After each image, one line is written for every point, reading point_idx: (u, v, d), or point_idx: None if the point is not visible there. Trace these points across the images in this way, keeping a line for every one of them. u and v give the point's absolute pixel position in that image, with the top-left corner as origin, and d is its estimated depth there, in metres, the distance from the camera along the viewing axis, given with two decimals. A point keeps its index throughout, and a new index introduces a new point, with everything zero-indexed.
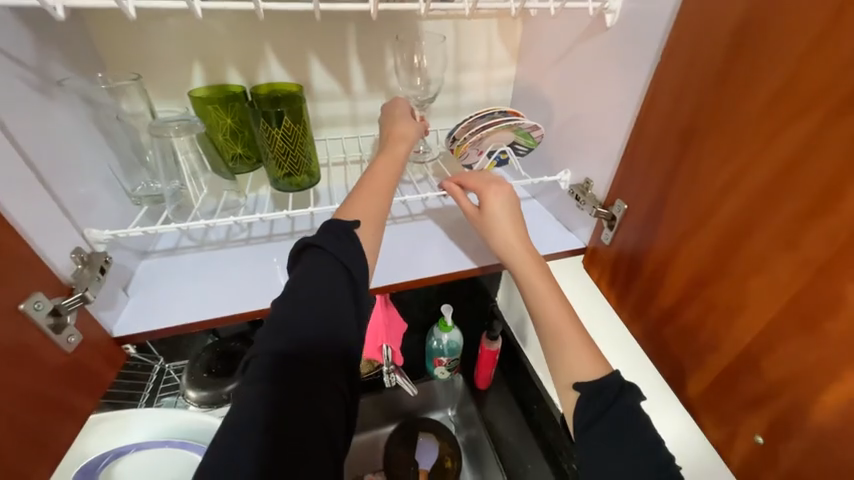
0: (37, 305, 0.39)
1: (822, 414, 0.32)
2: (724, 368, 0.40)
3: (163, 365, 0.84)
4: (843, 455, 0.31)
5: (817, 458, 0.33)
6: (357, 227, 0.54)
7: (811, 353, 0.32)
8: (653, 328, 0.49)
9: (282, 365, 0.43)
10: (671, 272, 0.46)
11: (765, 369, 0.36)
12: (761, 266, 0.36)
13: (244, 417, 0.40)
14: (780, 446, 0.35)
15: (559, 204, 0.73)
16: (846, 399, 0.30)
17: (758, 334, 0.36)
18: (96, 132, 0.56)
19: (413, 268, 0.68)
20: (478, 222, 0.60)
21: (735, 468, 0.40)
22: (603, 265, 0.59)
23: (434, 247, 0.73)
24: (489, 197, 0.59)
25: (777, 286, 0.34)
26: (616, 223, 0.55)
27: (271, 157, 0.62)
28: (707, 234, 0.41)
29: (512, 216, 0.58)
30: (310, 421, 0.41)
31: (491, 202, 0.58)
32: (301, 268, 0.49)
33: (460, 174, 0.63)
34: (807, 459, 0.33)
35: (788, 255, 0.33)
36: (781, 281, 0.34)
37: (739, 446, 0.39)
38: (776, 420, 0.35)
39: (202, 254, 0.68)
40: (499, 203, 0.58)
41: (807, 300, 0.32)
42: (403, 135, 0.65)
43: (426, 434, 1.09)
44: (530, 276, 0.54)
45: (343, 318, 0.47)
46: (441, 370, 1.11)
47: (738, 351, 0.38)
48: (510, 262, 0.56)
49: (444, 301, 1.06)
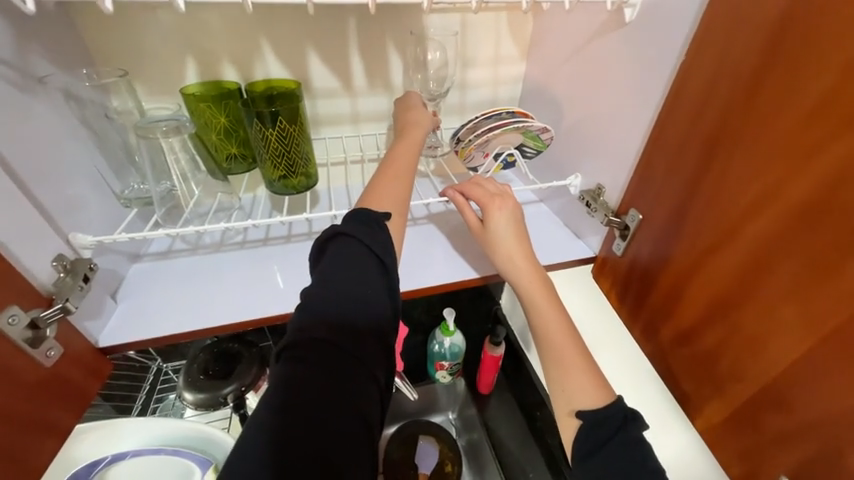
0: (11, 319, 0.37)
1: None
2: (746, 399, 0.37)
3: (160, 365, 0.82)
4: None
5: None
6: (388, 220, 0.52)
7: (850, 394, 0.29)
8: (667, 349, 0.46)
9: (319, 349, 0.42)
10: (690, 289, 0.42)
11: (794, 405, 0.33)
12: (794, 293, 0.32)
13: (275, 401, 0.39)
14: None
15: (568, 209, 0.70)
16: None
17: (787, 367, 0.33)
18: (83, 132, 0.53)
19: (414, 275, 0.65)
20: (479, 236, 0.57)
21: None
22: (613, 277, 0.56)
23: (436, 252, 0.70)
24: (493, 209, 0.56)
25: (813, 316, 0.31)
26: (630, 233, 0.52)
27: (266, 158, 0.59)
28: (731, 253, 0.37)
29: (517, 231, 0.55)
30: (345, 408, 0.39)
31: (495, 217, 0.55)
32: (329, 256, 0.48)
33: (463, 185, 0.60)
34: None
35: (827, 283, 0.30)
36: (818, 311, 0.31)
37: None
38: (805, 462, 0.32)
39: (196, 258, 0.65)
40: (502, 215, 0.55)
41: (848, 336, 0.29)
42: (416, 123, 0.63)
43: (426, 437, 1.07)
44: (535, 290, 0.51)
45: (377, 306, 0.46)
46: (442, 374, 1.09)
47: (763, 382, 0.35)
48: (514, 274, 0.53)
49: (446, 304, 1.04)
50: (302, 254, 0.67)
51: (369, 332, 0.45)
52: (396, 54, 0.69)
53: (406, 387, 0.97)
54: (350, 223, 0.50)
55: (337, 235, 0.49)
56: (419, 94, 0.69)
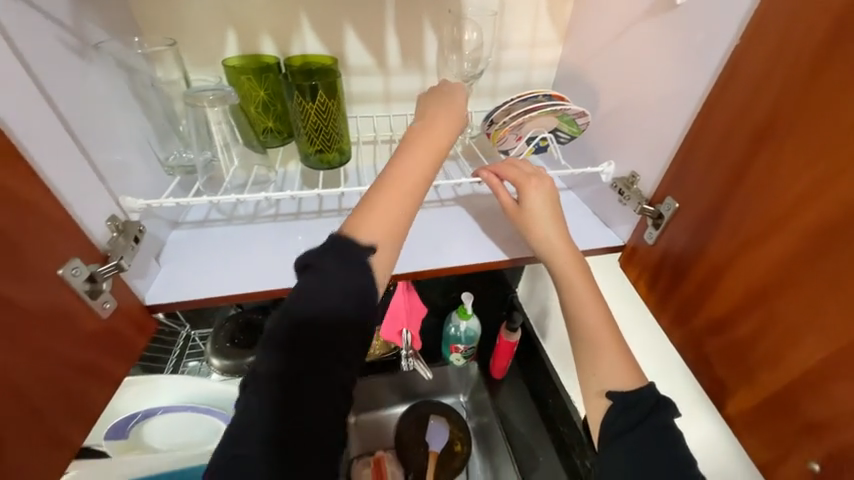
0: (74, 271, 0.39)
1: None
2: (778, 390, 0.37)
3: (189, 332, 0.86)
4: None
5: None
6: (372, 252, 0.46)
7: None
8: (696, 338, 0.46)
9: (285, 396, 0.39)
10: (726, 281, 0.42)
11: (828, 398, 0.33)
12: (839, 288, 0.32)
13: (237, 451, 0.37)
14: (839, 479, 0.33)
15: (598, 196, 0.69)
16: None
17: (823, 361, 0.33)
18: (132, 99, 0.55)
19: (440, 255, 0.66)
20: (515, 216, 0.57)
21: None
22: (643, 266, 0.56)
23: (461, 234, 0.70)
24: (529, 190, 0.56)
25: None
26: (664, 222, 0.51)
27: (303, 132, 0.61)
28: (773, 245, 0.37)
29: (554, 212, 0.55)
30: (310, 461, 0.38)
31: (532, 197, 0.55)
32: (300, 288, 0.43)
33: (496, 165, 0.59)
34: None
35: None
36: None
37: (788, 469, 0.37)
38: (836, 452, 0.33)
39: (231, 227, 0.68)
40: (540, 196, 0.56)
41: None
42: (431, 125, 0.57)
43: (437, 417, 1.09)
44: (570, 270, 0.52)
45: (349, 348, 0.43)
46: (456, 357, 1.10)
47: (797, 374, 0.35)
48: (549, 256, 0.54)
49: (464, 289, 1.05)
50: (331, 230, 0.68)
51: (340, 376, 0.42)
52: (432, 33, 0.69)
53: (421, 366, 0.99)
54: (327, 253, 0.44)
55: (312, 266, 0.44)
56: (452, 86, 0.62)
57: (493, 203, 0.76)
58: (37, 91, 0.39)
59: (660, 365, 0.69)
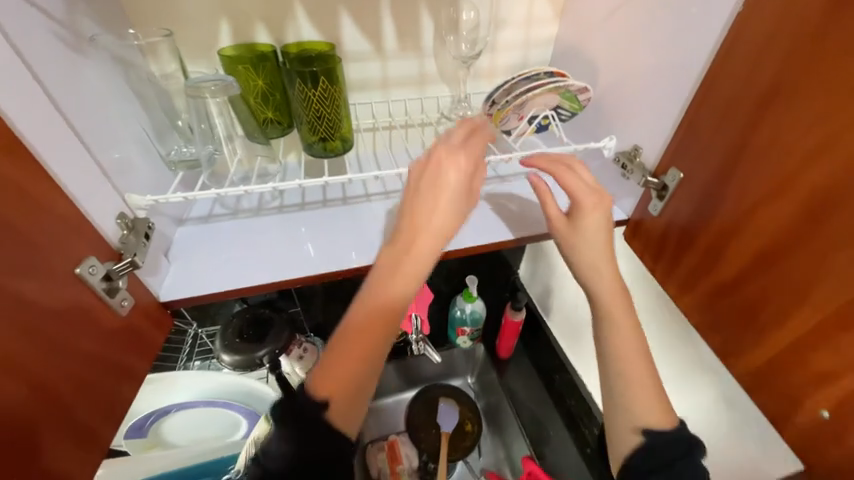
0: (91, 270, 0.39)
1: None
2: (787, 345, 0.39)
3: (196, 330, 0.84)
4: None
5: None
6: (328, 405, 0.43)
7: None
8: (705, 303, 0.48)
9: None
10: (734, 245, 0.43)
11: (836, 348, 0.35)
12: (846, 243, 0.33)
13: None
14: (849, 422, 0.35)
15: (600, 172, 0.70)
16: None
17: (833, 313, 0.35)
18: (129, 94, 0.54)
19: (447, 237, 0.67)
20: (561, 229, 0.57)
21: (790, 441, 0.40)
22: (648, 238, 0.57)
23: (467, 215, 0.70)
24: (585, 205, 0.56)
25: None
26: (669, 193, 0.52)
27: (305, 120, 0.60)
28: (780, 207, 0.38)
29: (605, 238, 0.55)
30: None
31: (589, 220, 0.55)
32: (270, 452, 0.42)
33: (550, 169, 0.59)
34: None
35: None
36: None
37: (800, 419, 0.39)
38: (845, 398, 0.35)
39: (236, 221, 0.67)
40: (595, 215, 0.55)
41: None
42: (422, 221, 0.50)
43: (447, 399, 1.11)
44: (612, 300, 0.52)
45: None
46: (463, 340, 1.12)
47: (807, 328, 0.37)
48: (590, 273, 0.54)
49: (468, 272, 1.06)
50: (337, 219, 0.68)
51: None
52: (428, 15, 0.68)
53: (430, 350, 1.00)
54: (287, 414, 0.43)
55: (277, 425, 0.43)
56: (450, 148, 0.53)
57: (496, 184, 0.76)
58: (38, 87, 0.38)
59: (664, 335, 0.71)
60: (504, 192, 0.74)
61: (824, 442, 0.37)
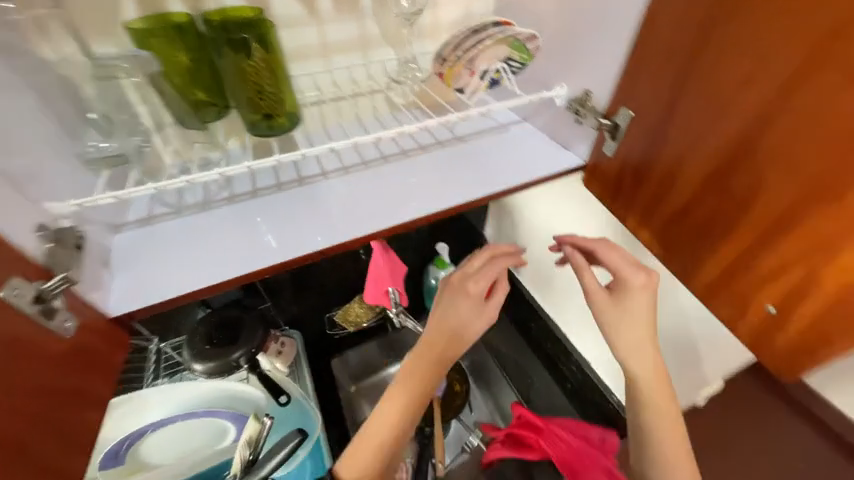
0: (17, 292, 0.33)
1: (833, 277, 0.36)
2: (737, 254, 0.43)
3: (158, 345, 0.77)
4: (849, 307, 0.35)
5: (828, 315, 0.37)
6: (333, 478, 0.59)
7: (829, 225, 0.35)
8: (662, 231, 0.51)
9: None
10: (686, 171, 0.46)
11: (780, 247, 0.39)
12: (785, 152, 0.37)
13: None
14: (792, 310, 0.40)
15: (554, 121, 0.71)
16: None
17: (776, 218, 0.39)
18: (25, 85, 0.45)
19: (410, 203, 0.65)
20: (603, 305, 0.59)
21: (743, 338, 0.46)
22: (605, 179, 0.59)
23: (429, 177, 0.69)
24: (634, 285, 0.58)
25: (802, 169, 0.36)
26: (621, 132, 0.54)
27: (244, 96, 0.55)
28: (726, 128, 0.41)
29: (648, 319, 0.58)
30: None
31: (635, 299, 0.58)
32: None
33: (591, 243, 0.61)
34: (817, 318, 0.38)
35: (814, 135, 0.35)
36: (806, 164, 0.36)
37: (750, 318, 0.44)
38: (789, 290, 0.39)
39: (183, 219, 0.61)
40: (639, 294, 0.58)
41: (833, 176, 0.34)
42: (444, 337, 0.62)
43: None
44: (654, 381, 0.57)
45: None
46: None
47: (754, 235, 0.41)
48: (631, 353, 0.58)
49: (437, 240, 1.07)
50: (296, 203, 0.64)
51: None
52: None
53: (412, 321, 1.00)
54: None
55: None
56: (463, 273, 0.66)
57: (455, 144, 0.74)
58: None
59: None
60: (464, 152, 0.73)
61: (771, 333, 0.42)
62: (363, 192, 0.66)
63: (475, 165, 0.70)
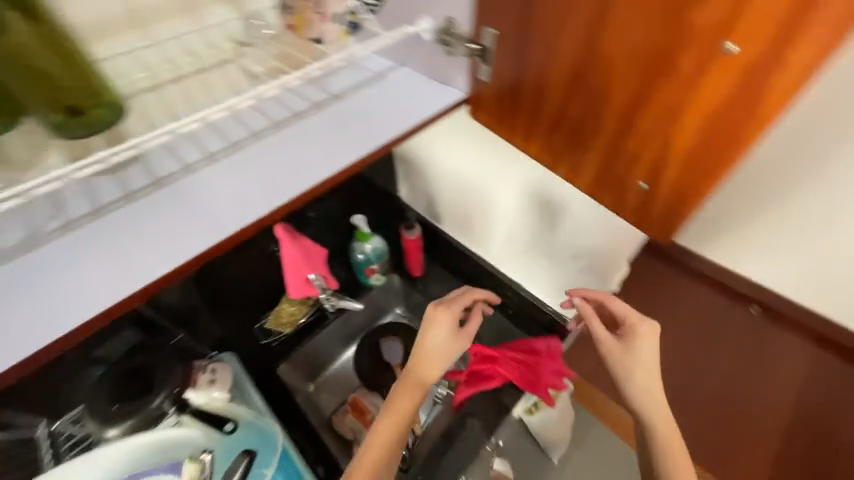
0: None
1: (682, 135, 0.46)
2: (612, 140, 0.52)
3: (52, 426, 0.68)
4: (697, 153, 0.46)
5: (686, 165, 0.48)
6: None
7: (671, 94, 0.44)
8: (548, 140, 0.58)
9: None
10: (554, 80, 0.52)
11: (640, 124, 0.48)
12: (625, 42, 0.44)
13: None
14: (660, 171, 0.50)
15: (427, 58, 0.69)
16: (695, 116, 0.44)
17: (633, 101, 0.47)
18: None
19: (296, 177, 0.60)
20: (610, 347, 0.65)
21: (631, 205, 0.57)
22: (488, 107, 0.63)
23: (309, 144, 0.63)
24: (641, 332, 0.65)
25: (640, 53, 0.43)
26: (489, 54, 0.56)
27: (33, 93, 0.51)
28: (574, 32, 0.46)
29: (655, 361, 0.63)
30: None
31: (638, 339, 0.64)
32: None
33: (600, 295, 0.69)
34: (679, 170, 0.49)
35: (643, 20, 0.41)
36: (642, 48, 0.43)
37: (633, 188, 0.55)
38: (654, 156, 0.50)
39: (15, 263, 0.54)
40: (644, 339, 0.64)
41: (664, 54, 0.42)
42: (432, 361, 0.68)
43: (387, 337, 1.15)
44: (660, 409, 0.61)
45: None
46: (375, 278, 1.11)
47: (620, 120, 0.49)
48: (641, 389, 0.62)
49: (354, 213, 1.02)
50: (162, 212, 0.57)
51: None
52: None
53: (347, 299, 0.98)
54: None
55: None
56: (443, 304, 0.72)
57: (332, 102, 0.69)
58: None
59: None
60: (346, 109, 0.67)
61: (649, 195, 0.54)
62: (239, 177, 0.60)
63: (360, 121, 0.66)
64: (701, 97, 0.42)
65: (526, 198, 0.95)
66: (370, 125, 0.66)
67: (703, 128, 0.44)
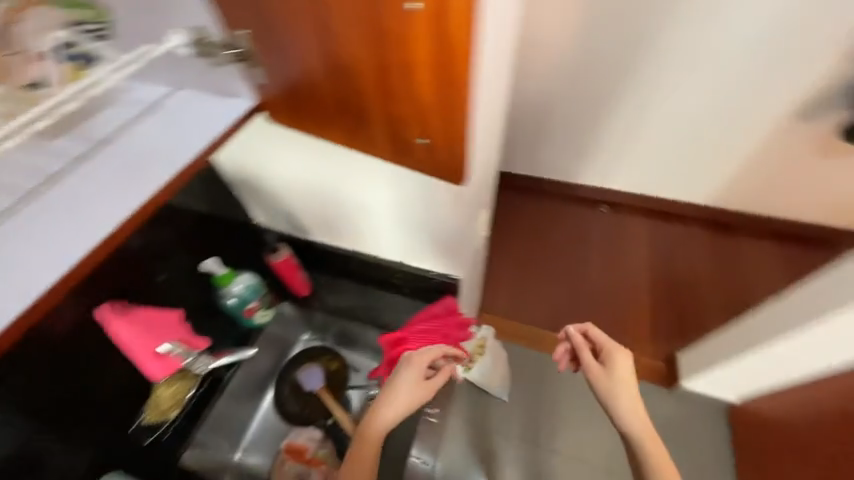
0: None
1: (423, 94, 0.57)
2: (383, 112, 0.63)
3: None
4: (441, 104, 0.57)
5: (441, 117, 0.59)
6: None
7: (396, 65, 0.55)
8: (344, 122, 0.70)
9: None
10: (320, 74, 0.63)
11: (393, 94, 0.59)
12: (345, 30, 0.54)
13: None
14: (426, 128, 0.63)
15: (202, 74, 0.78)
16: (423, 78, 0.55)
17: (377, 78, 0.58)
18: None
19: (117, 204, 0.69)
20: (596, 377, 0.79)
21: (427, 160, 0.69)
22: (286, 105, 0.75)
23: (114, 180, 0.72)
24: (619, 361, 0.79)
25: (359, 38, 0.54)
26: (248, 57, 0.69)
27: None
28: (310, 32, 0.57)
29: (631, 385, 0.77)
30: None
31: (615, 365, 0.78)
32: None
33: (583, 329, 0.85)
34: (438, 122, 0.61)
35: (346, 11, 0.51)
36: (358, 34, 0.53)
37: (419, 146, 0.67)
38: (416, 116, 0.61)
39: None
40: (622, 369, 0.78)
41: (374, 34, 0.52)
42: (392, 408, 0.79)
43: (304, 367, 1.14)
44: (650, 436, 0.73)
45: None
46: (261, 316, 1.04)
47: (379, 96, 0.61)
48: (622, 409, 0.75)
49: (210, 257, 0.95)
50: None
51: None
52: None
53: (234, 353, 0.96)
54: None
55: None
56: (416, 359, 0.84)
57: (131, 136, 0.78)
58: None
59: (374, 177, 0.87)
60: (145, 141, 0.76)
61: (430, 148, 0.66)
62: (49, 225, 0.67)
63: (159, 152, 0.75)
64: (415, 62, 0.53)
65: (402, 185, 0.88)
66: (170, 145, 0.76)
67: (432, 85, 0.55)
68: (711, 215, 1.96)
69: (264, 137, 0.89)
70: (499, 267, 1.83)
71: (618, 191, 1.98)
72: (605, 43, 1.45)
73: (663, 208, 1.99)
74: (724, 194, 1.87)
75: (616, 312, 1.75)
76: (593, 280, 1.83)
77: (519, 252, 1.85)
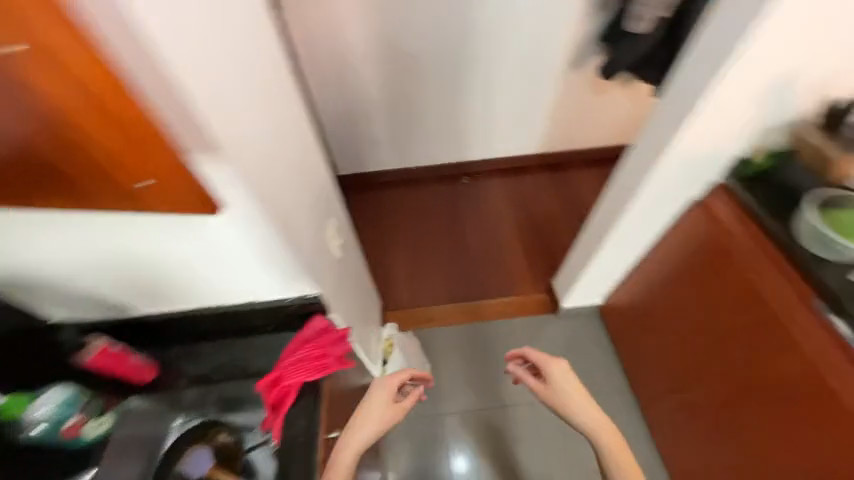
0: None
1: (106, 138, 0.54)
2: (78, 168, 0.57)
3: None
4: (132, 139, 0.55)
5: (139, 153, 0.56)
6: None
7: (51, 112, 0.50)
8: (44, 188, 0.61)
9: None
10: None
11: (73, 144, 0.54)
12: None
13: None
14: (137, 170, 0.59)
15: None
16: (90, 120, 0.51)
17: (41, 132, 0.52)
18: None
19: None
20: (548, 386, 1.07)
21: (162, 203, 0.65)
22: None
23: None
24: (570, 372, 1.08)
25: None
26: None
27: None
28: None
29: (576, 386, 1.05)
30: None
31: (562, 374, 1.07)
32: None
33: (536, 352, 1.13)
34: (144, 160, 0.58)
35: None
36: None
37: (142, 190, 0.62)
38: (115, 160, 0.57)
39: None
40: (573, 376, 1.07)
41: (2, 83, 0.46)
42: (370, 419, 0.98)
43: (185, 453, 0.87)
44: (608, 433, 0.98)
45: None
46: (92, 427, 0.87)
47: (58, 151, 0.54)
48: (578, 411, 1.01)
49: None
50: None
51: None
52: None
53: None
54: None
55: None
56: (384, 381, 1.07)
57: None
58: None
59: (170, 231, 0.80)
60: None
61: (156, 189, 0.62)
62: None
63: None
64: (68, 106, 0.49)
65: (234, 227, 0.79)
66: None
67: (105, 124, 0.52)
68: (542, 151, 2.63)
69: (1, 230, 0.75)
70: (385, 274, 2.37)
71: (483, 160, 2.67)
72: (411, 28, 1.94)
73: (515, 165, 2.70)
74: (546, 136, 2.53)
75: (508, 284, 2.32)
76: (488, 268, 2.39)
77: (409, 253, 2.47)
